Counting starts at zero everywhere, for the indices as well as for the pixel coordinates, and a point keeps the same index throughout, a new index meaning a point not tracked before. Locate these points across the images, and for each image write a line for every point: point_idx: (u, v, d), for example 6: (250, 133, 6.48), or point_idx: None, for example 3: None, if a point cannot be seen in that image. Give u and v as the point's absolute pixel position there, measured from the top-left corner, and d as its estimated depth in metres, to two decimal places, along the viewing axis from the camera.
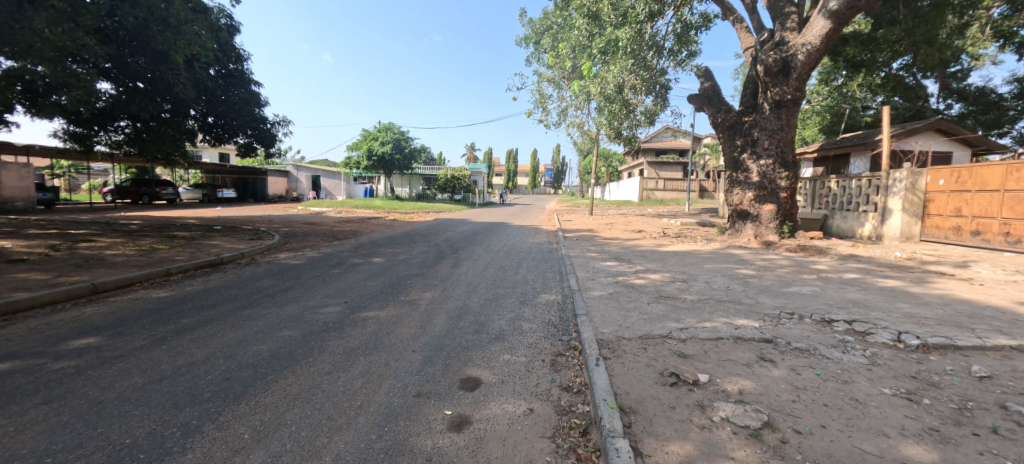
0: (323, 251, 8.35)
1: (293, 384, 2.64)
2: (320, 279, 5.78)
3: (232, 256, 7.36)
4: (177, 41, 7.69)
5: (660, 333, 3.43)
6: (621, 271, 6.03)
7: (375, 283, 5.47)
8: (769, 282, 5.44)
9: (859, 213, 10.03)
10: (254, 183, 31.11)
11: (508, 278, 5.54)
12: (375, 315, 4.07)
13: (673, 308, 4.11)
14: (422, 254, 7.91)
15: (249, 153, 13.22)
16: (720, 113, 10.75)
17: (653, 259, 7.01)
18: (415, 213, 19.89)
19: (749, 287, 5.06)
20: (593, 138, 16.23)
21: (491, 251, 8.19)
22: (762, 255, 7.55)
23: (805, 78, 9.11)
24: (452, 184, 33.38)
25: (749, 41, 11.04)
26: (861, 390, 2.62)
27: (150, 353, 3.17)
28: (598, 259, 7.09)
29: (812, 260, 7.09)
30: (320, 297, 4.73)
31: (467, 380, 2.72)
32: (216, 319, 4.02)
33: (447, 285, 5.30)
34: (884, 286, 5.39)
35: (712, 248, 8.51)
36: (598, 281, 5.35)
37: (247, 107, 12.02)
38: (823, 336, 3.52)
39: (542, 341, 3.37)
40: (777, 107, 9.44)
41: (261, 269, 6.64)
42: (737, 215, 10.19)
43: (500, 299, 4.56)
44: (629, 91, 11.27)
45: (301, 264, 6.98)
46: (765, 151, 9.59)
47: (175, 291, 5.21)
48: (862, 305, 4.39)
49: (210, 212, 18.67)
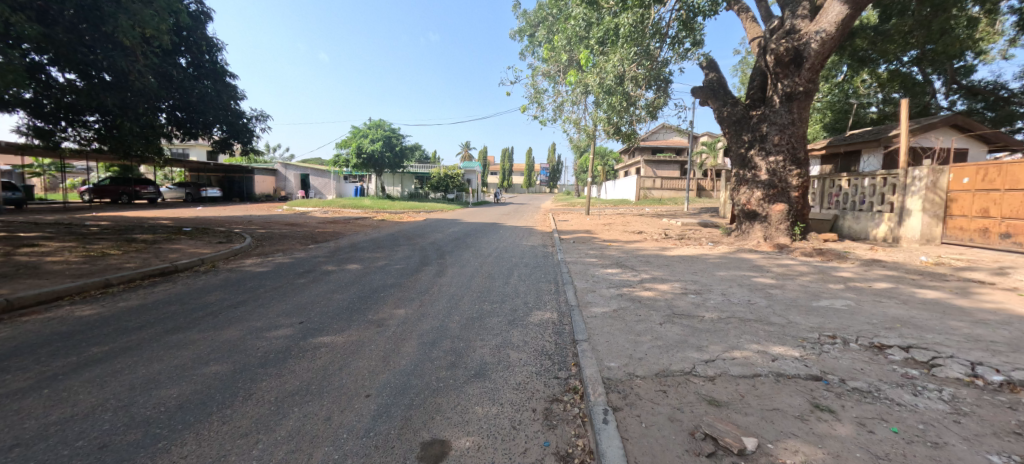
0: (295, 256, 7.57)
1: (188, 457, 1.90)
2: (279, 291, 5.02)
3: (189, 263, 6.58)
4: (128, 22, 6.86)
5: (682, 368, 2.72)
6: (625, 280, 5.32)
7: (342, 297, 4.73)
8: (794, 294, 4.74)
9: (874, 213, 9.48)
10: (240, 182, 30.18)
11: (495, 291, 4.83)
12: (331, 340, 3.35)
13: (692, 332, 3.40)
14: (405, 260, 7.16)
15: (227, 149, 12.64)
16: (726, 107, 10.05)
17: (659, 266, 6.30)
18: (405, 213, 19.12)
19: (775, 302, 4.37)
20: (590, 134, 15.48)
21: (481, 255, 7.45)
22: (777, 260, 6.87)
23: (818, 68, 8.49)
24: (445, 183, 32.55)
25: (754, 31, 10.42)
26: (963, 459, 1.91)
27: (19, 403, 2.41)
28: (598, 266, 6.39)
29: (833, 266, 6.42)
30: (271, 317, 3.98)
31: (431, 446, 2.01)
32: (132, 347, 3.26)
33: (425, 299, 4.58)
34: (925, 298, 4.72)
35: (721, 252, 7.81)
36: (599, 294, 4.64)
37: (219, 100, 11.23)
38: (880, 371, 2.85)
39: (532, 380, 2.67)
40: (788, 100, 8.80)
41: (217, 278, 5.86)
42: (744, 215, 9.48)
43: (485, 319, 3.85)
44: (629, 83, 10.50)
45: (264, 273, 6.21)
46: (775, 147, 8.95)
47: (105, 307, 4.44)
48: (912, 325, 3.71)
49: (190, 212, 17.82)
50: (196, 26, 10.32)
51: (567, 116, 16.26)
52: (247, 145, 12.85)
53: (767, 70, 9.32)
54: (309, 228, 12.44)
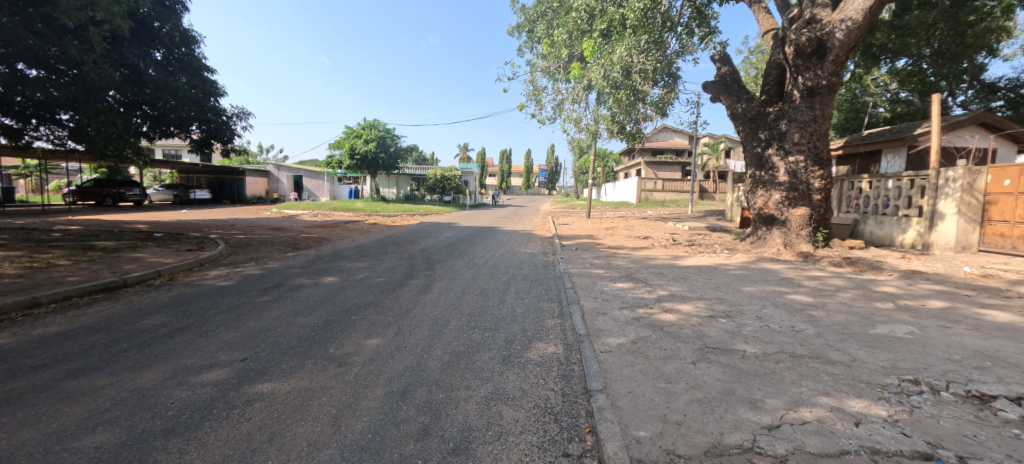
0: (268, 267, 6.79)
1: None
2: (233, 313, 4.25)
3: (141, 276, 5.79)
4: (74, 3, 6.11)
5: (739, 442, 1.96)
6: (639, 299, 4.55)
7: (305, 321, 3.95)
8: (842, 318, 3.97)
9: (899, 217, 8.79)
10: (231, 184, 29.29)
11: (488, 313, 4.06)
12: (273, 390, 2.57)
13: (737, 377, 2.65)
14: (389, 271, 6.39)
15: (206, 147, 11.82)
16: (741, 103, 9.29)
17: (676, 279, 5.53)
18: (398, 217, 18.26)
19: (825, 330, 3.60)
20: (592, 133, 14.72)
21: (474, 266, 6.68)
22: (806, 272, 6.14)
23: (842, 60, 7.79)
24: (441, 184, 31.29)
25: (769, 23, 9.75)
26: None
27: None
28: (606, 278, 5.65)
29: (871, 280, 5.67)
30: (207, 352, 3.20)
31: None
32: (9, 401, 2.49)
33: (403, 326, 3.79)
34: (998, 321, 3.96)
35: (740, 261, 7.04)
36: (612, 317, 3.91)
37: (198, 97, 10.49)
38: (1005, 437, 2.08)
39: (533, 460, 1.90)
40: (810, 95, 8.08)
41: (169, 295, 5.07)
42: (761, 220, 8.74)
43: (474, 355, 3.08)
44: (637, 76, 9.83)
45: (226, 287, 5.45)
46: (795, 146, 8.25)
47: (16, 335, 3.66)
48: (1009, 364, 2.95)
49: (173, 215, 17.02)
50: (170, 16, 9.52)
51: (567, 114, 15.54)
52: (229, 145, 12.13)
53: (786, 63, 8.64)
54: (294, 233, 11.67)
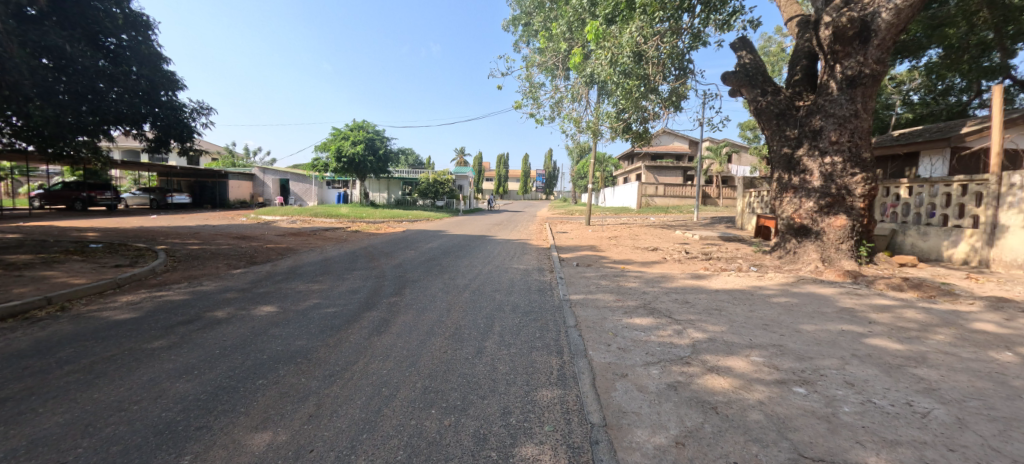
0: (198, 290, 5.49)
1: None
2: (93, 372, 2.95)
3: (22, 305, 4.47)
4: None
5: None
6: (668, 348, 3.29)
7: (185, 389, 2.67)
8: (967, 384, 2.74)
9: (948, 228, 7.63)
10: (213, 188, 27.47)
11: (456, 375, 2.84)
12: None
13: None
14: (346, 296, 5.15)
15: (164, 146, 10.55)
16: (765, 96, 8.07)
17: (709, 312, 4.27)
18: (384, 224, 16.95)
19: (963, 412, 2.35)
20: (593, 134, 13.50)
21: (453, 289, 5.45)
22: (867, 299, 4.90)
23: (888, 45, 6.63)
24: (434, 188, 29.81)
25: (793, 9, 8.60)
26: None
27: None
28: (620, 311, 4.37)
29: (954, 312, 4.46)
30: None
31: None
32: None
33: (327, 399, 2.53)
34: None
35: (777, 283, 5.81)
36: (638, 385, 2.66)
37: (151, 91, 9.25)
38: None
39: None
40: (850, 86, 6.91)
41: (35, 335, 3.76)
42: (792, 230, 7.50)
43: None
44: (649, 63, 8.69)
45: (122, 322, 4.16)
46: (832, 145, 7.08)
47: None
48: None
49: (139, 221, 15.62)
50: None
51: (566, 113, 14.33)
52: (189, 143, 10.86)
53: (819, 49, 7.46)
54: (260, 243, 10.35)
